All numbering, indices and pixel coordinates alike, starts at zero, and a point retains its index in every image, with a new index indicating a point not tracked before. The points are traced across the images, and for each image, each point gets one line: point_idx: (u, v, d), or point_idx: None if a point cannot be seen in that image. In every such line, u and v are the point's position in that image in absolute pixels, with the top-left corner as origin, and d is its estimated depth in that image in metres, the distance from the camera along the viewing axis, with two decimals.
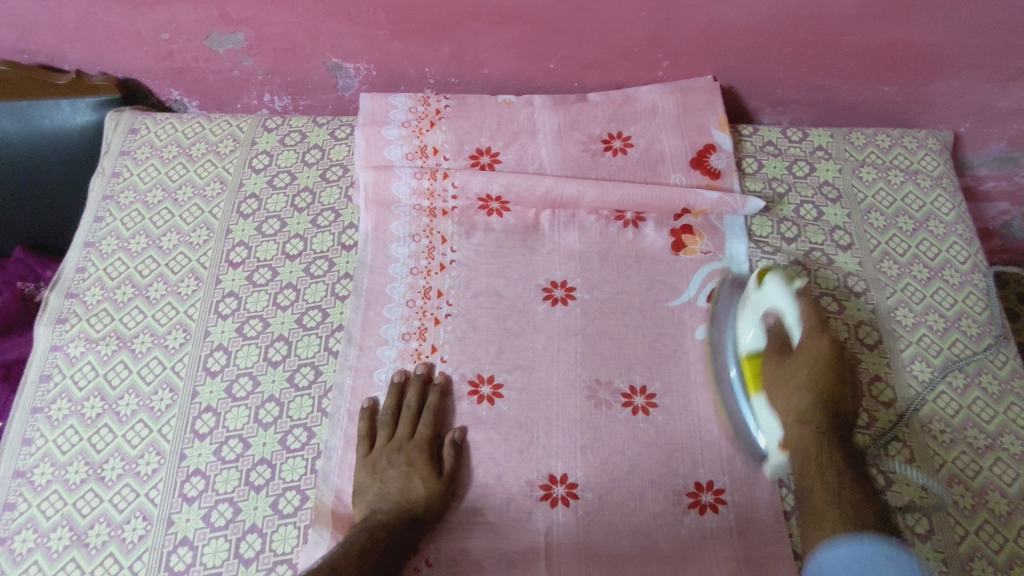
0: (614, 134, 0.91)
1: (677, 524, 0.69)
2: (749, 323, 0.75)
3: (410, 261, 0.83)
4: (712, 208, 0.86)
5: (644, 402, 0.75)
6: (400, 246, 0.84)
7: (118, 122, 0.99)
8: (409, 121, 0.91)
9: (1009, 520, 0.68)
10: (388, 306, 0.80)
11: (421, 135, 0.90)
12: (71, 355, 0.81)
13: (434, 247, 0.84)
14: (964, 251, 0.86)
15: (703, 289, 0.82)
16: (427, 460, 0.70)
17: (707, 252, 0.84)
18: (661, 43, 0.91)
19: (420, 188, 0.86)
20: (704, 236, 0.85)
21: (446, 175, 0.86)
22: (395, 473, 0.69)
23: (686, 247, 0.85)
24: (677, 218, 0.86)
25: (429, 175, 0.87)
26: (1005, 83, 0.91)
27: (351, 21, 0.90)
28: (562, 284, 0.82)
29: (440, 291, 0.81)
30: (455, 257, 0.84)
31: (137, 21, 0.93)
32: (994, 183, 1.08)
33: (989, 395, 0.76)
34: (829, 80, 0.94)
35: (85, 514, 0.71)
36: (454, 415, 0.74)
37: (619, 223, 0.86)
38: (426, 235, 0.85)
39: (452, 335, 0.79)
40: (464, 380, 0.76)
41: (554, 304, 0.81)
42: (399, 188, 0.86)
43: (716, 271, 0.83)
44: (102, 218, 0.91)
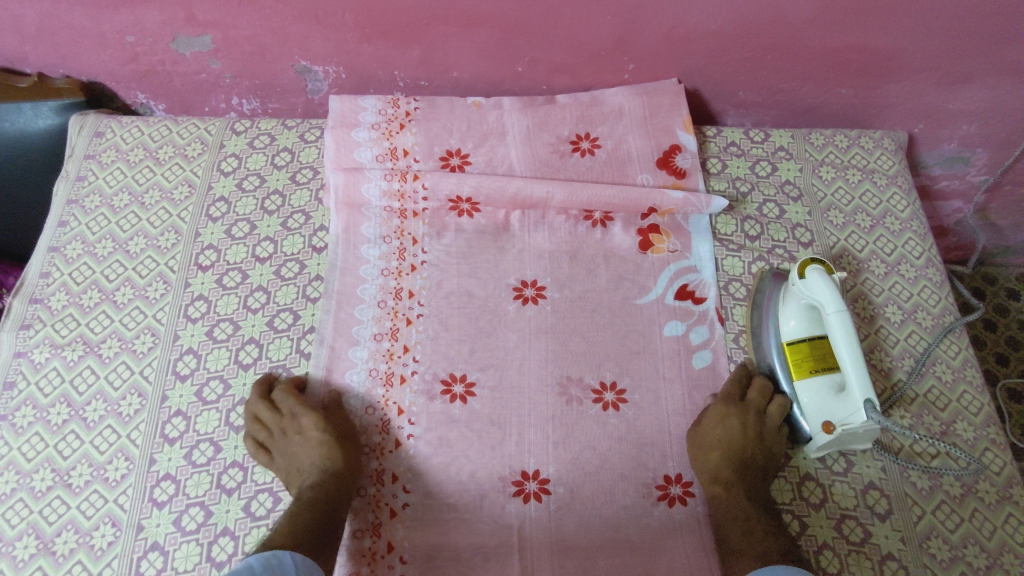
0: (582, 135, 0.93)
1: (650, 518, 0.71)
2: (789, 310, 0.76)
3: (381, 263, 0.84)
4: (678, 207, 0.88)
5: (614, 398, 0.77)
6: (371, 248, 0.85)
7: (82, 125, 0.98)
8: (378, 123, 0.91)
9: (964, 500, 0.71)
10: (360, 307, 0.81)
11: (391, 137, 0.91)
12: (36, 361, 0.80)
13: (405, 248, 0.85)
14: (918, 246, 0.89)
15: (671, 286, 0.84)
16: (318, 420, 0.72)
17: (674, 250, 0.86)
18: (626, 47, 0.93)
19: (390, 190, 0.87)
20: (670, 235, 0.87)
21: (416, 177, 0.87)
22: (299, 442, 0.71)
23: (653, 246, 0.87)
24: (644, 217, 0.88)
25: (399, 176, 0.87)
26: (955, 86, 0.95)
27: (319, 24, 0.91)
28: (533, 284, 0.84)
29: (411, 292, 0.82)
30: (427, 258, 0.84)
31: (102, 24, 0.92)
32: (947, 182, 1.13)
33: (943, 383, 0.79)
34: (789, 82, 0.97)
35: (52, 522, 0.70)
36: (428, 413, 0.75)
37: (587, 223, 0.88)
38: (397, 236, 0.86)
39: (423, 334, 0.79)
40: (436, 378, 0.77)
41: (525, 303, 0.82)
42: (369, 189, 0.87)
43: (683, 268, 0.85)
44: (66, 222, 0.90)
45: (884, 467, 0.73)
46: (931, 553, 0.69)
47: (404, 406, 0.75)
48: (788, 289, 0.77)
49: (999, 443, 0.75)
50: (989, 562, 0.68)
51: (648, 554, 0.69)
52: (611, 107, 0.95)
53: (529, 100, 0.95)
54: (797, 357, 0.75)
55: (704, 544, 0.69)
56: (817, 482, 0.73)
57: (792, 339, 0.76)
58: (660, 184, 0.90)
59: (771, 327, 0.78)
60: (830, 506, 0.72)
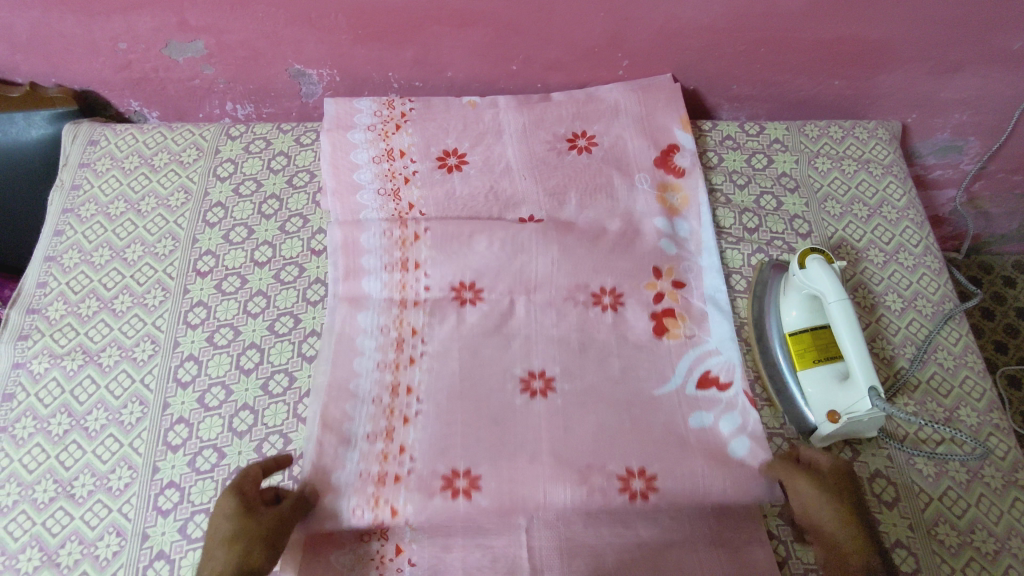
0: (579, 133, 0.93)
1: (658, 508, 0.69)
2: (792, 302, 0.76)
3: (377, 355, 0.77)
4: (680, 262, 0.84)
5: (644, 486, 0.68)
6: (367, 338, 0.78)
7: (76, 134, 0.97)
8: (376, 148, 0.90)
9: (969, 486, 0.72)
10: (352, 403, 0.73)
11: (398, 200, 0.88)
12: (35, 371, 0.79)
13: (403, 339, 0.78)
14: (916, 235, 0.89)
15: (691, 376, 0.77)
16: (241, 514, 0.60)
17: (691, 335, 0.79)
18: (620, 43, 0.93)
19: (389, 237, 0.83)
20: (686, 319, 0.81)
21: (418, 265, 0.82)
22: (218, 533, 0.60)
23: (668, 331, 0.80)
24: (657, 301, 0.81)
25: (400, 266, 0.82)
26: (946, 75, 0.96)
27: (312, 27, 0.91)
28: (541, 374, 0.76)
29: (410, 387, 0.75)
30: (426, 349, 0.78)
31: (94, 31, 0.91)
32: (942, 171, 1.13)
33: (946, 369, 0.79)
34: (782, 75, 0.97)
35: (55, 533, 0.70)
36: (427, 515, 0.66)
37: (596, 307, 0.81)
38: (395, 326, 0.79)
39: (427, 374, 0.76)
40: (436, 475, 0.68)
41: (533, 397, 0.74)
42: (369, 283, 0.81)
43: (703, 353, 0.78)
44: (62, 232, 0.90)
45: (889, 455, 0.73)
46: (939, 539, 0.69)
47: (399, 507, 0.66)
48: (789, 280, 0.78)
49: (1002, 428, 0.75)
50: (997, 548, 0.68)
51: (662, 550, 0.67)
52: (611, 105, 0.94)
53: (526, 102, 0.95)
54: (800, 347, 0.75)
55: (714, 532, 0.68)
56: None
57: (793, 330, 0.76)
58: (659, 184, 0.90)
59: (773, 318, 0.79)
60: None
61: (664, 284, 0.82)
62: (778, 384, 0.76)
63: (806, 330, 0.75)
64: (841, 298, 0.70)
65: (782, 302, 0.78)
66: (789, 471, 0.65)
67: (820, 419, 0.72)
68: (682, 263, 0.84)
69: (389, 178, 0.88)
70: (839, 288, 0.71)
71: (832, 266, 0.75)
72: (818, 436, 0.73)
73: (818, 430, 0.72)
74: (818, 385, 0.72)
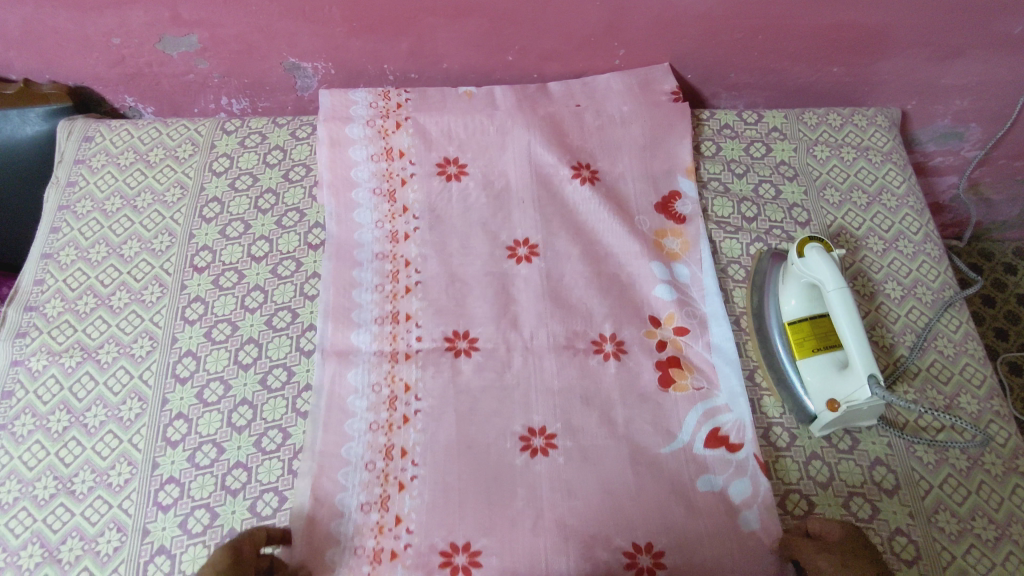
0: (581, 163, 0.89)
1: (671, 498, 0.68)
2: (791, 291, 0.76)
3: (369, 415, 0.73)
4: (679, 308, 0.80)
5: (650, 562, 0.65)
6: (358, 398, 0.74)
7: (71, 130, 0.97)
8: (375, 186, 0.88)
9: (969, 473, 0.71)
10: (343, 471, 0.70)
11: (395, 242, 0.84)
12: (34, 369, 0.79)
13: (395, 397, 0.74)
14: (916, 222, 0.89)
15: (698, 434, 0.72)
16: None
17: (700, 387, 0.75)
18: (616, 32, 0.92)
19: (381, 291, 0.81)
20: (693, 370, 0.76)
21: (409, 317, 0.79)
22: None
23: (675, 383, 0.75)
24: (660, 350, 0.77)
25: (391, 319, 0.79)
26: (946, 61, 0.95)
27: (306, 20, 0.90)
28: (542, 431, 0.72)
29: (404, 450, 0.71)
30: (420, 406, 0.73)
31: (87, 27, 0.91)
32: (942, 158, 1.12)
33: (945, 356, 0.79)
34: (780, 63, 0.97)
35: (56, 529, 0.70)
36: None
37: (597, 355, 0.77)
38: (387, 383, 0.75)
39: (422, 435, 0.72)
40: (434, 549, 0.66)
41: (534, 456, 0.70)
42: (358, 336, 0.78)
43: (713, 409, 0.73)
44: (58, 228, 0.89)
45: (889, 443, 0.73)
46: (939, 526, 0.69)
47: None
48: (788, 269, 0.77)
49: (1003, 415, 0.75)
50: (997, 534, 0.68)
51: (676, 537, 0.66)
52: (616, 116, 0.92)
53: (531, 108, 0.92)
54: (800, 336, 0.74)
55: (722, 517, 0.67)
56: (824, 461, 0.72)
57: (792, 319, 0.76)
58: (658, 229, 0.86)
59: (772, 307, 0.78)
60: (838, 484, 0.71)
61: (665, 333, 0.79)
62: (778, 374, 0.76)
63: (805, 319, 0.75)
64: (841, 287, 0.70)
65: (780, 291, 0.78)
66: (801, 544, 0.62)
67: (820, 408, 0.71)
68: (685, 309, 0.80)
69: (386, 178, 0.88)
70: (838, 277, 0.71)
71: (831, 254, 0.74)
72: (818, 425, 0.72)
73: (818, 419, 0.72)
74: (819, 375, 0.72)
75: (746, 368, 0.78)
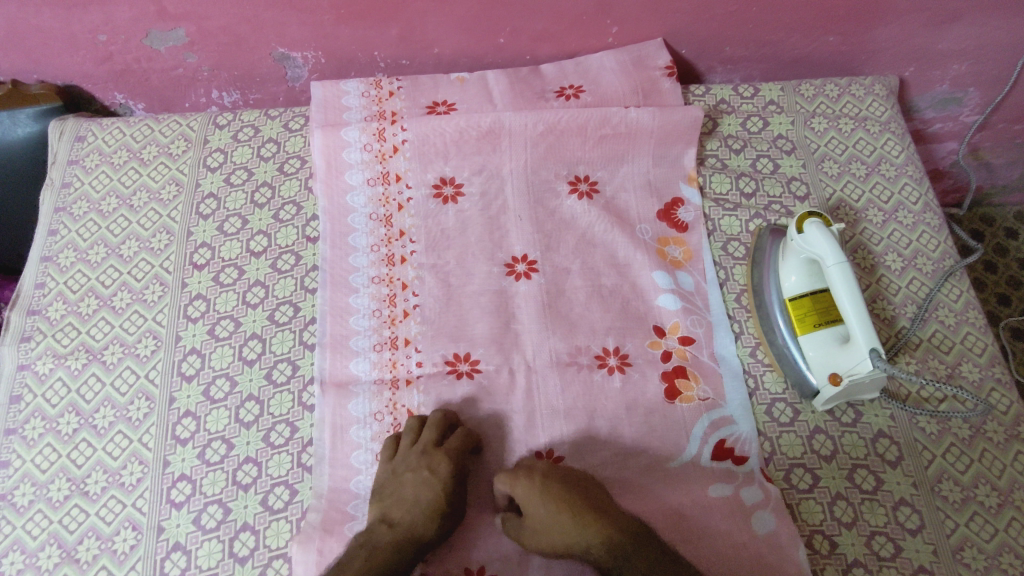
0: (581, 176, 0.88)
1: (686, 505, 0.68)
2: (790, 267, 0.76)
3: (375, 447, 0.72)
4: (681, 317, 0.80)
5: None
6: (361, 429, 0.73)
7: (62, 130, 0.96)
8: (373, 211, 0.86)
9: (972, 442, 0.72)
10: (353, 503, 0.70)
11: (391, 266, 0.83)
12: (40, 373, 0.79)
13: (400, 424, 0.74)
14: (915, 191, 0.88)
15: (705, 444, 0.72)
16: (452, 467, 0.67)
17: (705, 399, 0.75)
18: (609, 9, 0.91)
19: (378, 316, 0.79)
20: (699, 379, 0.76)
21: (408, 342, 0.78)
22: (413, 460, 0.68)
23: (681, 394, 0.75)
24: (666, 359, 0.77)
25: (389, 344, 0.78)
26: (944, 25, 0.94)
27: (294, 9, 0.89)
28: (549, 456, 0.71)
29: None
30: None
31: (72, 24, 0.90)
32: (941, 124, 1.11)
33: (946, 327, 0.79)
34: (775, 34, 0.95)
35: (72, 530, 0.71)
36: None
37: (602, 370, 0.76)
38: (389, 411, 0.74)
39: None
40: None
41: None
42: (357, 365, 0.77)
43: (718, 419, 0.73)
44: (56, 231, 0.89)
45: (892, 415, 0.74)
46: (944, 495, 0.69)
47: None
48: (787, 244, 0.77)
49: (1005, 383, 0.76)
50: (1000, 501, 0.69)
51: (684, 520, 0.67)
52: (625, 128, 0.87)
53: (537, 119, 0.86)
54: (800, 312, 0.74)
55: (733, 502, 0.68)
56: (827, 435, 0.73)
57: (791, 295, 0.76)
58: (660, 237, 0.85)
59: (771, 284, 0.78)
60: (842, 457, 0.72)
61: (670, 343, 0.78)
62: (778, 349, 0.76)
63: (806, 295, 0.75)
64: (843, 261, 0.70)
65: (781, 264, 0.78)
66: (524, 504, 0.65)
67: (823, 383, 0.72)
68: (690, 318, 0.79)
69: (383, 204, 0.86)
70: (838, 251, 0.70)
71: (830, 229, 0.74)
72: (821, 400, 0.73)
73: (821, 393, 0.73)
74: (822, 350, 0.72)
75: (748, 345, 0.79)
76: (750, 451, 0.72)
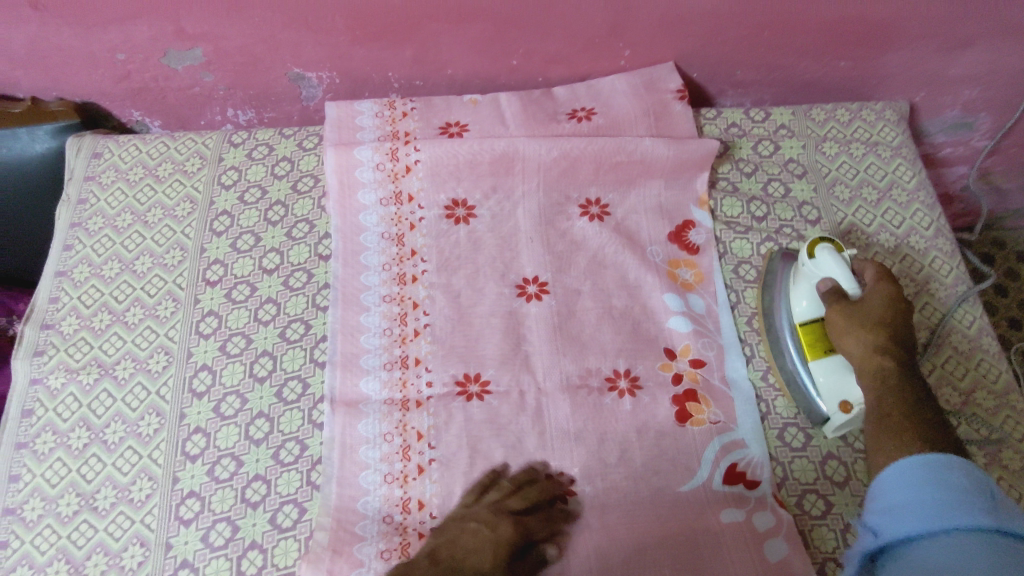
0: (592, 199, 0.89)
1: (697, 531, 0.68)
2: (801, 291, 0.75)
3: (383, 468, 0.72)
4: (692, 340, 0.79)
5: None
6: (371, 449, 0.73)
7: (79, 147, 0.97)
8: (385, 230, 0.86)
9: (987, 470, 0.71)
10: (362, 524, 0.69)
11: (402, 285, 0.83)
12: (52, 388, 0.80)
13: (409, 446, 0.73)
14: (927, 216, 0.88)
15: (717, 469, 0.72)
16: (514, 530, 0.64)
17: (717, 422, 0.74)
18: (621, 32, 0.92)
19: (389, 335, 0.80)
20: (710, 403, 0.75)
21: (419, 361, 0.78)
22: (481, 515, 0.65)
23: (691, 418, 0.74)
24: (676, 383, 0.77)
25: (400, 363, 0.78)
26: (954, 51, 0.94)
27: (310, 30, 0.90)
28: (559, 479, 0.71)
29: (422, 501, 0.70)
30: (435, 454, 0.72)
31: (91, 43, 0.91)
32: (952, 149, 1.11)
33: (959, 353, 0.79)
34: (787, 58, 0.96)
35: (81, 545, 0.71)
36: None
37: (612, 393, 0.76)
38: (399, 432, 0.74)
39: (439, 485, 0.71)
40: None
41: None
42: (367, 384, 0.77)
43: (730, 443, 0.73)
44: (71, 246, 0.90)
45: None
46: None
47: None
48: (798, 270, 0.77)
49: (1020, 410, 0.75)
50: None
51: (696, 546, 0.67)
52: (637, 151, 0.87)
53: (551, 142, 0.86)
54: (810, 338, 0.73)
55: (744, 529, 0.68)
56: (839, 461, 0.73)
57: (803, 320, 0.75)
58: (671, 259, 0.85)
59: (783, 308, 0.77)
60: (854, 484, 0.71)
61: (681, 366, 0.78)
62: (790, 378, 0.76)
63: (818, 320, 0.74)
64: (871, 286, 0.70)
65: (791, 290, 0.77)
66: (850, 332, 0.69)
67: (834, 411, 0.71)
68: (701, 341, 0.79)
69: (395, 223, 0.87)
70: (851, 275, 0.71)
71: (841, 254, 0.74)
72: (833, 427, 0.72)
73: (831, 420, 0.72)
74: (835, 375, 0.71)
75: (760, 370, 0.78)
76: (762, 475, 0.72)
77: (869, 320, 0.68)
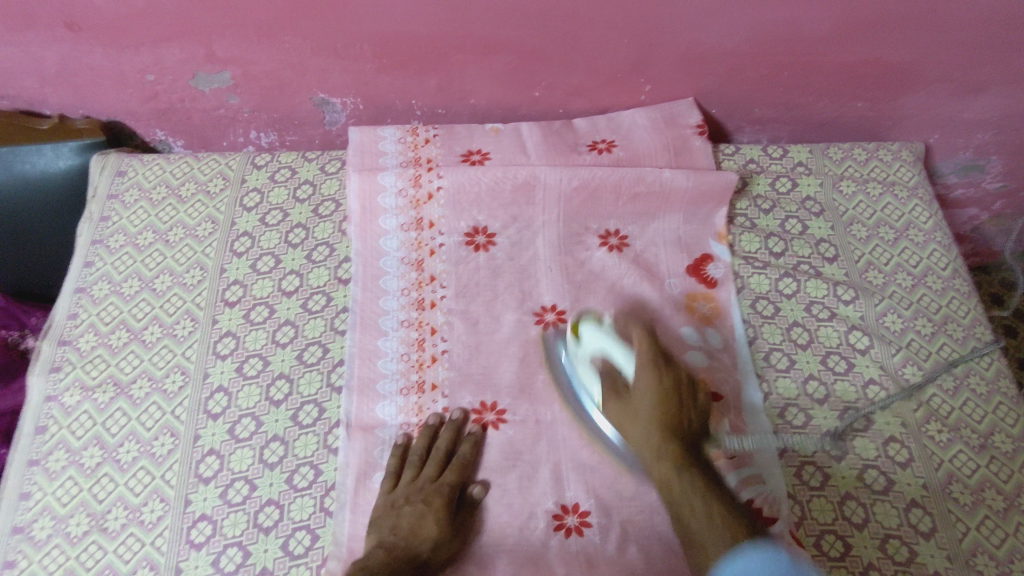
0: (610, 230, 0.89)
1: None
2: (588, 376, 0.75)
3: None
4: (710, 375, 0.79)
5: None
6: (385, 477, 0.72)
7: (104, 165, 0.98)
8: (405, 255, 0.87)
9: (1008, 515, 0.71)
10: None
11: (421, 310, 0.83)
12: (67, 405, 0.79)
13: None
14: (944, 258, 0.89)
15: None
16: (447, 495, 0.69)
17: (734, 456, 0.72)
18: (643, 68, 0.93)
19: (406, 360, 0.79)
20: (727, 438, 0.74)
21: (435, 387, 0.78)
22: (414, 489, 0.70)
23: None
24: None
25: (416, 389, 0.78)
26: (969, 96, 0.96)
27: (338, 57, 0.92)
28: (574, 509, 0.70)
29: None
30: None
31: (122, 64, 0.93)
32: (963, 190, 1.12)
33: (978, 395, 0.79)
34: (804, 98, 0.98)
35: (89, 567, 0.70)
36: None
37: None
38: None
39: None
40: None
41: (567, 536, 0.69)
42: (383, 409, 0.76)
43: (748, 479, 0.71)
44: (91, 263, 0.90)
45: (925, 484, 0.73)
46: (979, 570, 0.68)
47: None
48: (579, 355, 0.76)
49: None
50: None
51: None
52: (658, 186, 0.88)
53: (572, 174, 0.87)
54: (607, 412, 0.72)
55: None
56: (859, 502, 0.72)
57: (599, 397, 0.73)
58: (689, 292, 0.85)
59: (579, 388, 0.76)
60: (873, 526, 0.70)
61: None
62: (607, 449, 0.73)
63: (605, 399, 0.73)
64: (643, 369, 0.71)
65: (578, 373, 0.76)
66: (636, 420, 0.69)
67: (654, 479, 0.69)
68: (719, 375, 0.79)
69: (415, 248, 0.87)
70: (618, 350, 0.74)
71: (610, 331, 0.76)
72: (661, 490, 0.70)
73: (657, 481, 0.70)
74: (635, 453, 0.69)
75: (777, 406, 0.78)
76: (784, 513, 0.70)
77: (641, 416, 0.69)
